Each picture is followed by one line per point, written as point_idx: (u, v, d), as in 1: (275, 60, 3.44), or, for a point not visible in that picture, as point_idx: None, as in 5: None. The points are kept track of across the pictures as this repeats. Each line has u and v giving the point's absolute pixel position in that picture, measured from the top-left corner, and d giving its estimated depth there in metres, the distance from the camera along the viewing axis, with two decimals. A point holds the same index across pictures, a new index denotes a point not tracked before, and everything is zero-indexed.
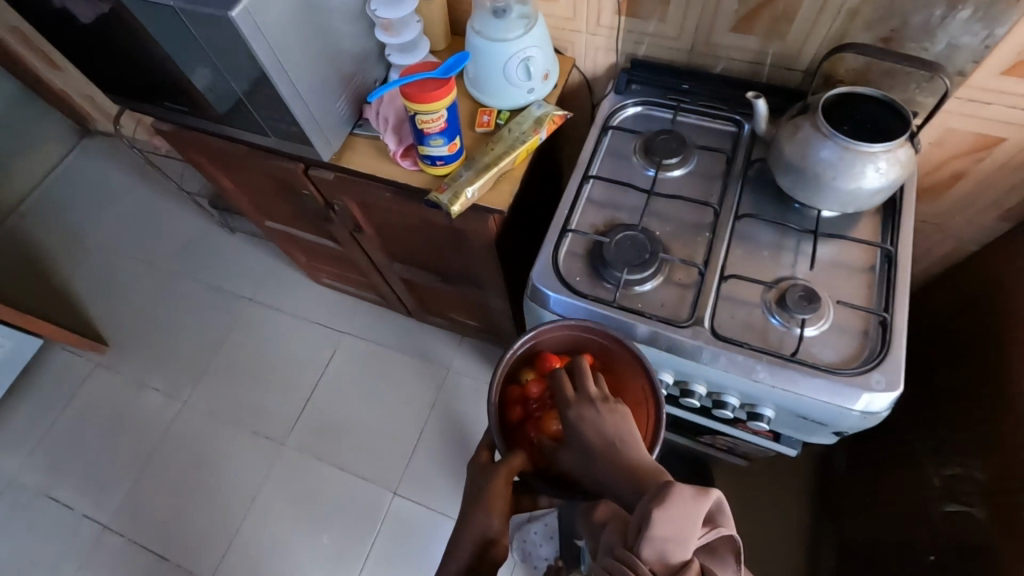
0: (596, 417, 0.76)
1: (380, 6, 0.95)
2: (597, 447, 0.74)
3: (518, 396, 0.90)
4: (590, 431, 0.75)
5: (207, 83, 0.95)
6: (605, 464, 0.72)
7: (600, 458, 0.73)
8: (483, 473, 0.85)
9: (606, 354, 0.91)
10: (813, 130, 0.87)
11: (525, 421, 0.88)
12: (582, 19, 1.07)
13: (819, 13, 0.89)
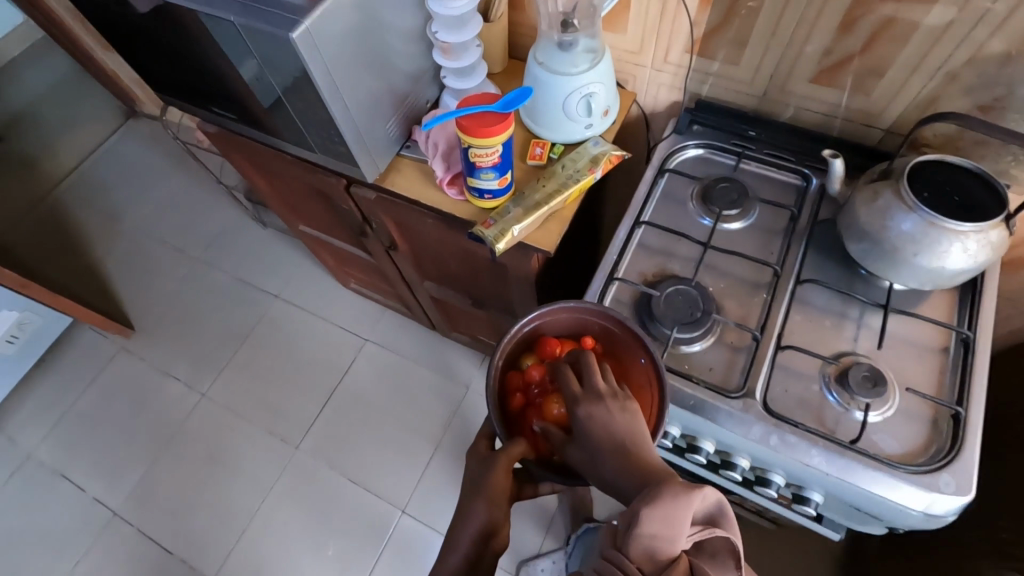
0: (607, 414, 0.72)
1: (442, 29, 0.90)
2: (605, 441, 0.71)
3: (519, 383, 0.89)
4: (595, 427, 0.72)
5: (258, 95, 0.92)
6: (612, 459, 0.69)
7: (608, 453, 0.70)
8: (483, 465, 0.82)
9: (611, 339, 0.89)
10: (896, 200, 0.80)
11: (526, 407, 0.87)
12: (648, 54, 1.02)
13: (912, 73, 0.82)
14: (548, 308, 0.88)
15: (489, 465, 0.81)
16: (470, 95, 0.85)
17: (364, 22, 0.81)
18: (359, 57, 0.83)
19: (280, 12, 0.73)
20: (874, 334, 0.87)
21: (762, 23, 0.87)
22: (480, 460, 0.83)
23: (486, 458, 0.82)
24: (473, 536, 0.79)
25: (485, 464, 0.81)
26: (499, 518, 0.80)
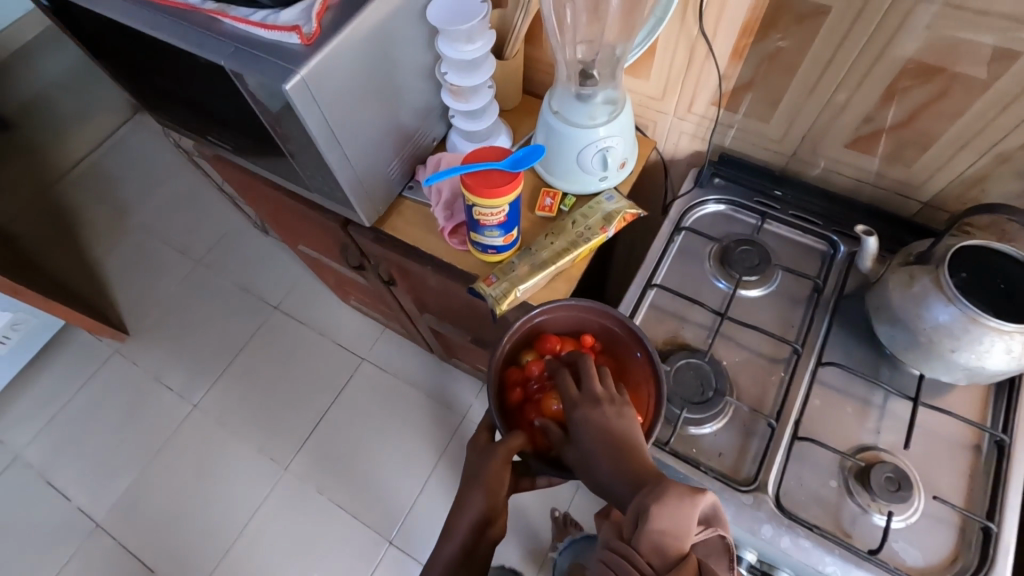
0: (607, 418, 0.69)
1: (452, 70, 0.85)
2: (602, 443, 0.67)
3: (516, 377, 0.85)
4: (590, 428, 0.69)
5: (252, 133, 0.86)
6: (606, 461, 0.66)
7: (604, 455, 0.67)
8: (480, 457, 0.79)
9: (610, 339, 0.86)
10: (936, 291, 0.73)
11: (524, 403, 0.84)
12: (671, 102, 0.95)
13: (960, 149, 0.75)
14: (549, 303, 0.85)
15: (485, 458, 0.77)
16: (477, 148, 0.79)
17: (367, 67, 0.74)
18: (361, 104, 0.77)
19: (274, 60, 0.66)
20: (899, 425, 0.80)
21: (797, 83, 0.80)
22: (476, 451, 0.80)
23: (483, 450, 0.79)
24: (468, 531, 0.76)
25: (481, 456, 0.78)
26: (496, 510, 0.77)
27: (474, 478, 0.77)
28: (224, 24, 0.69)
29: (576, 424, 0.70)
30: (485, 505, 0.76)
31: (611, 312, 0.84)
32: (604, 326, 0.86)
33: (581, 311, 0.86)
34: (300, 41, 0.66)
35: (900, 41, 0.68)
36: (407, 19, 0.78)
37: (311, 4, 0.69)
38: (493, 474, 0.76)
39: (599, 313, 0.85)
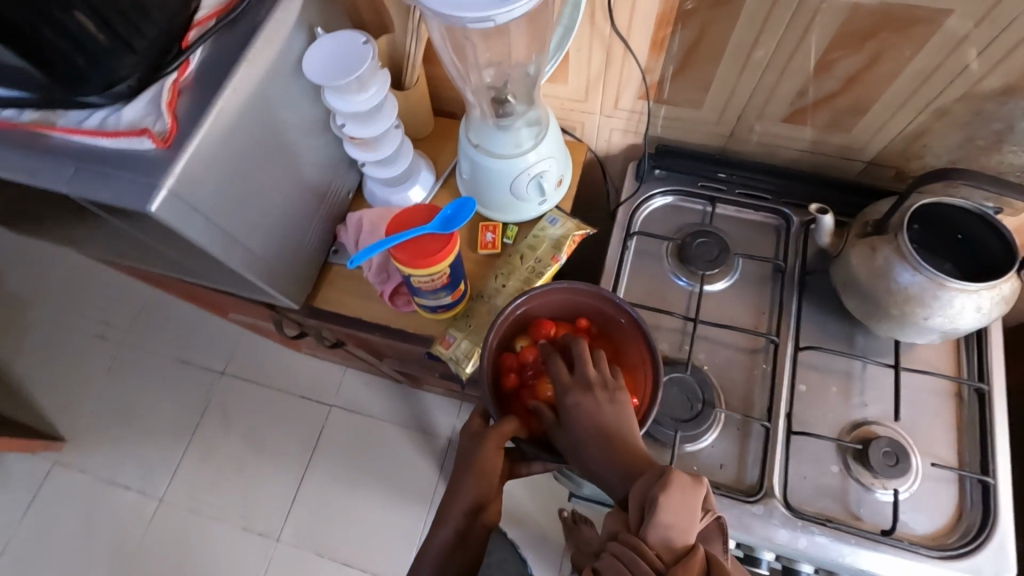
0: (597, 405, 0.61)
1: (349, 120, 0.74)
2: (596, 433, 0.60)
3: (510, 364, 0.73)
4: (581, 418, 0.61)
5: (131, 241, 0.73)
6: (596, 452, 0.60)
7: (596, 444, 0.60)
8: (468, 446, 0.68)
9: (609, 325, 0.76)
10: (901, 261, 0.71)
11: (517, 391, 0.73)
12: (595, 102, 0.87)
13: (900, 109, 0.72)
14: (545, 287, 0.75)
15: (471, 445, 0.67)
16: (400, 209, 0.69)
17: (250, 148, 0.63)
18: (256, 188, 0.66)
19: (125, 172, 0.54)
20: (885, 393, 0.80)
21: (725, 66, 0.74)
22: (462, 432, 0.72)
23: (471, 435, 0.69)
24: (461, 518, 0.64)
25: (469, 444, 0.68)
26: (490, 495, 0.66)
27: (464, 465, 0.66)
28: (54, 139, 0.56)
29: (565, 410, 0.63)
30: (477, 494, 0.65)
31: (613, 298, 0.74)
32: (603, 311, 0.76)
33: (579, 293, 0.75)
34: (154, 142, 0.54)
35: (827, 12, 0.63)
36: (284, 79, 0.66)
37: (158, 93, 0.57)
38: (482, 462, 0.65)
39: (600, 297, 0.75)
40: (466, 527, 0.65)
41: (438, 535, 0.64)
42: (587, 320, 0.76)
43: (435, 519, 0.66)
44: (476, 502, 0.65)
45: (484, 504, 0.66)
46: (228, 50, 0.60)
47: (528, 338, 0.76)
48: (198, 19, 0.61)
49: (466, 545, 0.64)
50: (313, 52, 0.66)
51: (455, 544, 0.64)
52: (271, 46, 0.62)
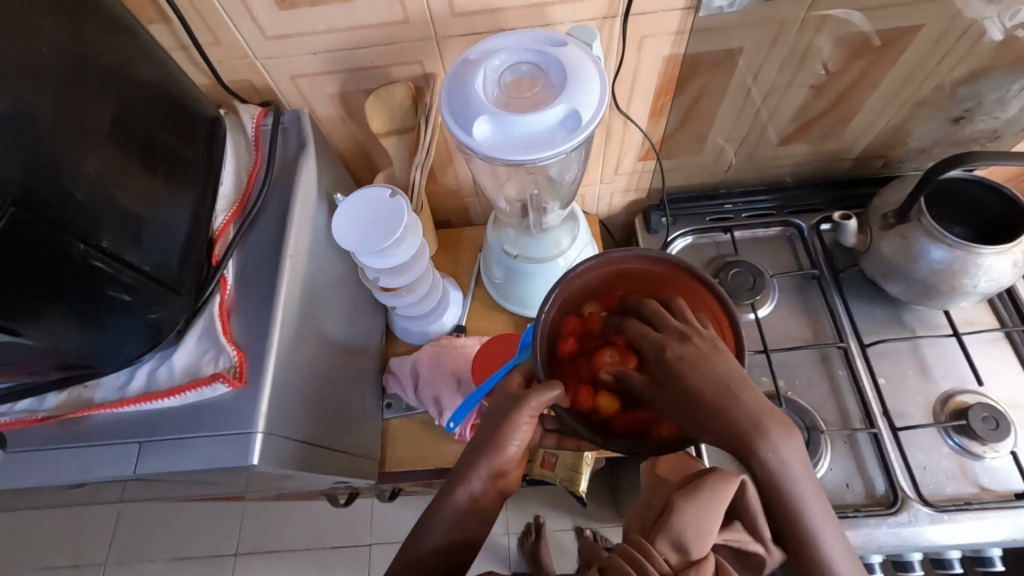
0: (700, 355, 0.44)
1: (384, 273, 0.67)
2: (710, 392, 0.42)
3: (571, 327, 0.51)
4: (693, 375, 0.43)
5: (167, 488, 0.60)
6: (709, 419, 0.42)
7: (702, 415, 0.42)
8: (496, 405, 0.46)
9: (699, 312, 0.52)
10: (930, 240, 0.75)
11: (573, 364, 0.50)
12: (596, 174, 0.88)
13: (880, 111, 0.78)
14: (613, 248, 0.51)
15: (504, 408, 0.45)
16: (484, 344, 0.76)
17: (310, 342, 0.57)
18: (322, 379, 0.60)
19: (206, 431, 0.46)
20: (954, 360, 0.84)
21: (722, 113, 0.79)
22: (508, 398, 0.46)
23: (503, 397, 0.47)
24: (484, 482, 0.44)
25: (505, 402, 0.45)
26: (514, 463, 0.45)
27: (486, 422, 0.46)
28: (95, 418, 0.47)
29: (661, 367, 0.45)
30: (495, 474, 0.44)
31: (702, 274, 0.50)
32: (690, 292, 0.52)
33: (658, 263, 0.52)
34: (229, 385, 0.47)
35: (815, 50, 0.69)
36: (319, 255, 0.61)
37: (208, 325, 0.50)
38: (511, 431, 0.44)
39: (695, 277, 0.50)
40: (484, 488, 0.44)
41: (455, 498, 0.43)
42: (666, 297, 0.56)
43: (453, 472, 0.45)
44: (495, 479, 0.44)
45: (505, 470, 0.45)
46: (264, 250, 0.55)
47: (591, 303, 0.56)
48: (216, 228, 0.55)
49: (488, 519, 0.44)
50: (340, 223, 0.61)
51: (472, 513, 0.44)
52: (305, 232, 0.57)
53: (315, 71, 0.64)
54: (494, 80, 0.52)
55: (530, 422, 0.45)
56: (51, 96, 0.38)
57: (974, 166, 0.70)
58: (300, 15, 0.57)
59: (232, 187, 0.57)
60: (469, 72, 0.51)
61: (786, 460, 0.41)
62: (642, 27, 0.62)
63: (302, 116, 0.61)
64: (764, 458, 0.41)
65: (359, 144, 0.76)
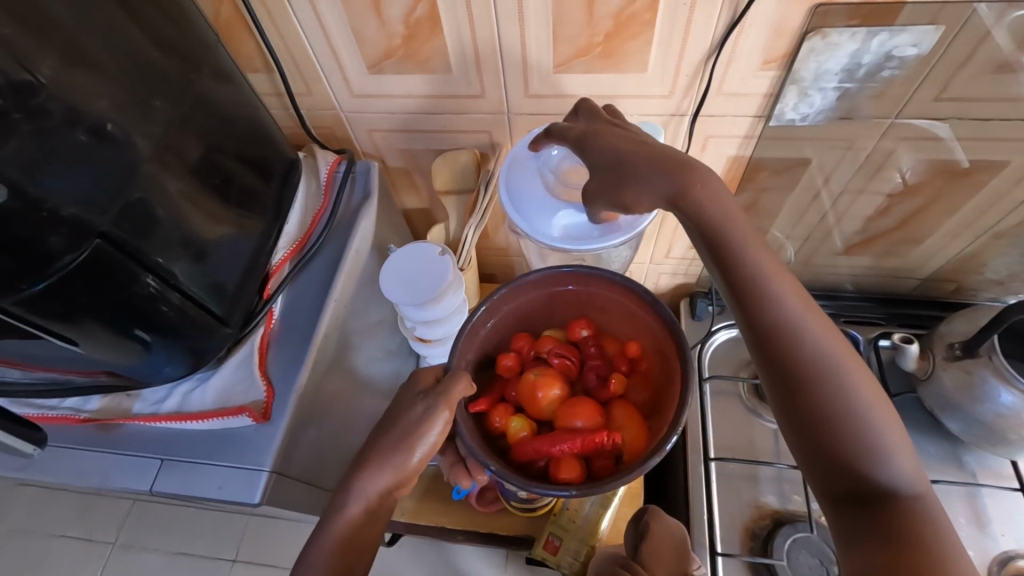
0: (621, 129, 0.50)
1: (420, 324, 0.69)
2: (630, 145, 0.48)
3: (519, 346, 0.62)
4: (617, 139, 0.49)
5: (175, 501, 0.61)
6: (645, 164, 0.46)
7: (637, 157, 0.47)
8: (406, 405, 0.52)
9: (659, 362, 0.58)
10: (1000, 381, 0.69)
11: (508, 381, 0.61)
12: (645, 255, 0.87)
13: (955, 237, 0.75)
14: (580, 266, 0.59)
15: (410, 420, 0.51)
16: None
17: (333, 385, 0.58)
18: (341, 420, 0.61)
19: (223, 460, 0.48)
20: (1018, 518, 0.75)
21: (784, 214, 0.77)
22: (417, 397, 0.53)
23: (416, 393, 0.53)
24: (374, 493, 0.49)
25: (416, 410, 0.51)
26: (408, 476, 0.50)
27: (387, 425, 0.52)
28: (128, 427, 0.50)
29: (581, 142, 0.50)
30: (388, 477, 0.49)
31: (674, 325, 0.55)
32: (659, 338, 0.57)
33: (622, 291, 0.59)
34: (252, 419, 0.49)
35: (895, 159, 0.66)
36: (361, 299, 0.63)
37: (246, 355, 0.53)
38: (417, 441, 0.50)
39: (665, 322, 0.56)
40: (376, 498, 0.49)
41: (345, 510, 0.48)
42: (637, 344, 0.61)
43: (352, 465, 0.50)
44: (392, 485, 0.49)
45: (402, 483, 0.50)
46: (312, 292, 0.57)
47: (560, 333, 0.65)
48: (273, 263, 0.58)
49: (364, 542, 0.48)
50: (388, 271, 0.63)
51: (365, 522, 0.48)
52: (352, 280, 0.60)
53: (391, 128, 0.68)
54: (553, 168, 0.56)
55: (444, 425, 0.50)
56: (158, 135, 0.43)
57: None
58: (386, 79, 0.62)
59: (297, 225, 0.60)
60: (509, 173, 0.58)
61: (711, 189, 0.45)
62: (708, 127, 0.62)
63: (372, 168, 0.65)
64: (694, 196, 0.45)
65: (418, 196, 0.79)
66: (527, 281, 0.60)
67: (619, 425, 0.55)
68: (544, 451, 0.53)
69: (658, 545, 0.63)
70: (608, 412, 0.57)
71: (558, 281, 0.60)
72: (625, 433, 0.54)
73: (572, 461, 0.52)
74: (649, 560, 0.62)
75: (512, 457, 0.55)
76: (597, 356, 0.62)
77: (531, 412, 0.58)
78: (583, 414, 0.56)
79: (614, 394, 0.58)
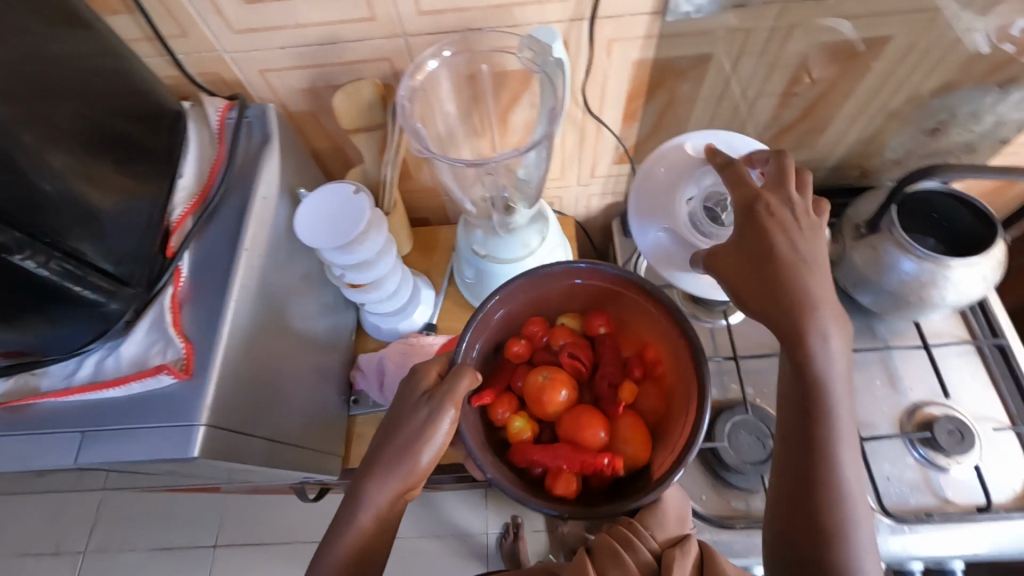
0: (790, 228, 0.52)
1: (348, 269, 0.67)
2: (784, 252, 0.52)
3: (532, 332, 0.66)
4: (779, 237, 0.52)
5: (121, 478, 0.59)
6: (791, 276, 0.51)
7: (786, 272, 0.51)
8: (409, 409, 0.53)
9: (675, 373, 0.60)
10: (900, 251, 0.75)
11: (517, 367, 0.65)
12: (572, 176, 0.87)
13: (854, 120, 0.78)
14: (599, 265, 0.61)
15: (411, 428, 0.51)
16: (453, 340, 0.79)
17: (267, 338, 0.57)
18: (279, 374, 0.59)
19: (149, 423, 0.46)
20: (925, 374, 0.83)
21: (696, 119, 0.78)
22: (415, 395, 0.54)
23: (417, 389, 0.54)
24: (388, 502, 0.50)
25: (420, 415, 0.51)
26: (413, 486, 0.51)
27: (391, 431, 0.52)
28: (41, 407, 0.48)
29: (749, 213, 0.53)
30: (397, 482, 0.50)
31: (693, 339, 0.56)
32: (676, 352, 0.59)
33: (636, 295, 0.61)
34: (174, 377, 0.47)
35: (789, 46, 0.67)
36: (282, 250, 0.61)
37: (157, 316, 0.50)
38: (423, 446, 0.50)
39: (684, 336, 0.57)
40: (386, 504, 0.50)
41: (357, 516, 0.49)
42: (655, 353, 0.63)
43: (359, 468, 0.52)
44: (399, 496, 0.51)
45: (412, 485, 0.51)
46: (220, 246, 0.54)
47: (574, 321, 0.67)
48: (173, 219, 0.54)
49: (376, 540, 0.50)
50: (303, 216, 0.61)
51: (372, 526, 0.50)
52: (264, 227, 0.57)
53: (282, 66, 0.64)
54: (701, 193, 0.65)
55: (450, 422, 0.51)
56: (8, 83, 0.39)
57: (944, 177, 0.71)
58: (264, 8, 0.57)
59: (194, 178, 0.57)
60: (679, 145, 0.67)
61: (831, 335, 0.51)
62: (609, 29, 0.62)
63: (267, 110, 0.61)
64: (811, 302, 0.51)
65: (331, 141, 0.76)
66: (545, 275, 0.62)
67: (619, 441, 0.59)
68: (542, 460, 0.57)
69: (666, 510, 0.54)
70: (614, 420, 0.61)
71: (580, 277, 0.62)
72: (627, 447, 0.58)
73: (569, 476, 0.56)
74: (651, 523, 0.52)
75: (512, 451, 0.60)
76: (611, 363, 0.65)
77: (535, 409, 0.62)
78: (592, 425, 0.59)
79: (619, 407, 0.62)
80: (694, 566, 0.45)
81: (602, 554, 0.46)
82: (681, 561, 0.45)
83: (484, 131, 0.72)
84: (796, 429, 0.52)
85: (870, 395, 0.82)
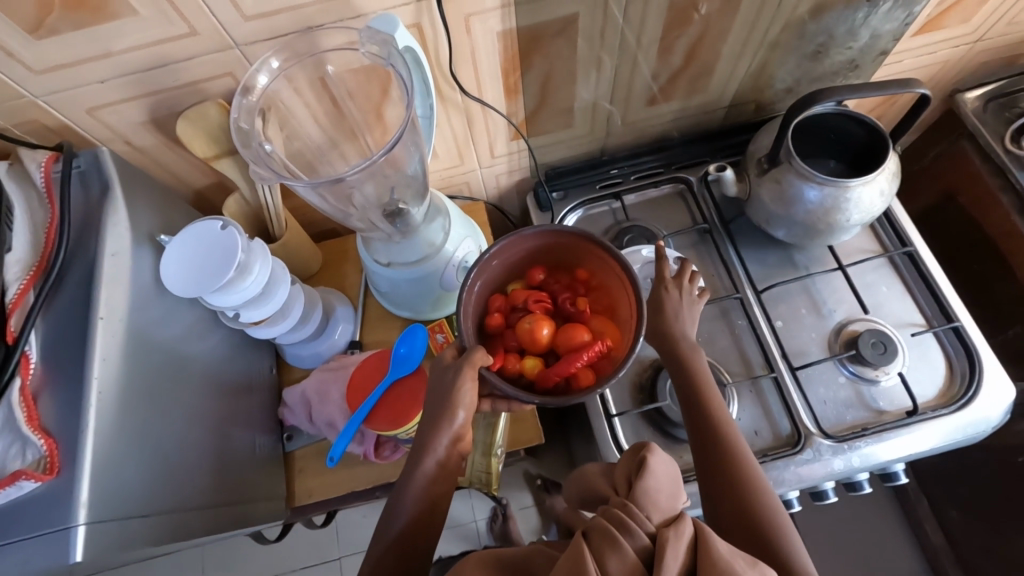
0: (678, 304, 0.66)
1: (242, 307, 0.62)
2: (663, 321, 0.66)
3: (498, 305, 0.63)
4: (670, 314, 0.66)
5: None
6: (682, 323, 0.66)
7: (669, 335, 0.65)
8: (438, 377, 0.56)
9: (608, 277, 0.62)
10: (802, 180, 0.75)
11: (502, 335, 0.62)
12: (472, 160, 0.83)
13: (739, 56, 0.77)
14: (520, 230, 0.61)
15: (443, 378, 0.56)
16: (359, 366, 0.70)
17: (156, 402, 0.52)
18: (183, 438, 0.54)
19: (20, 535, 0.42)
20: (846, 294, 0.85)
21: (581, 81, 0.75)
22: (440, 370, 0.57)
23: (444, 367, 0.57)
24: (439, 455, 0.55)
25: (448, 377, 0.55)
26: (463, 431, 0.56)
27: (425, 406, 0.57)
28: None
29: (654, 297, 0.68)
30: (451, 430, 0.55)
31: (600, 242, 0.60)
32: (602, 258, 0.61)
33: (559, 235, 0.62)
34: (36, 480, 0.42)
35: None
36: (158, 304, 0.55)
37: (7, 415, 0.45)
38: (459, 401, 0.54)
39: (596, 242, 0.61)
40: (445, 453, 0.55)
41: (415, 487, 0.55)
42: (585, 268, 0.64)
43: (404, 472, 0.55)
44: (450, 445, 0.55)
45: (462, 435, 0.56)
46: (71, 318, 0.49)
47: (520, 284, 0.66)
48: (12, 297, 0.48)
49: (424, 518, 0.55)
50: (169, 265, 0.55)
51: (437, 474, 0.55)
52: (120, 288, 0.51)
53: (111, 100, 0.57)
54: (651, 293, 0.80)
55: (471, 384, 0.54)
56: None
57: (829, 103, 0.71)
58: (66, 41, 0.50)
59: (29, 249, 0.51)
60: (635, 252, 0.82)
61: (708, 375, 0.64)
62: (463, 5, 0.58)
63: (101, 154, 0.55)
64: (687, 347, 0.64)
65: (197, 171, 0.69)
66: (488, 255, 0.60)
67: (602, 332, 0.60)
68: (563, 373, 0.56)
69: (656, 484, 0.46)
70: (588, 325, 0.62)
71: (514, 246, 0.62)
72: (612, 335, 0.59)
73: (589, 371, 0.57)
74: (643, 501, 0.43)
75: (539, 389, 0.58)
76: (563, 287, 0.65)
77: (536, 351, 0.60)
78: (580, 331, 0.60)
79: (587, 311, 0.62)
80: (687, 554, 0.38)
81: (598, 538, 0.39)
82: (674, 546, 0.38)
83: (357, 134, 0.67)
84: (715, 460, 0.58)
85: (798, 324, 0.84)
